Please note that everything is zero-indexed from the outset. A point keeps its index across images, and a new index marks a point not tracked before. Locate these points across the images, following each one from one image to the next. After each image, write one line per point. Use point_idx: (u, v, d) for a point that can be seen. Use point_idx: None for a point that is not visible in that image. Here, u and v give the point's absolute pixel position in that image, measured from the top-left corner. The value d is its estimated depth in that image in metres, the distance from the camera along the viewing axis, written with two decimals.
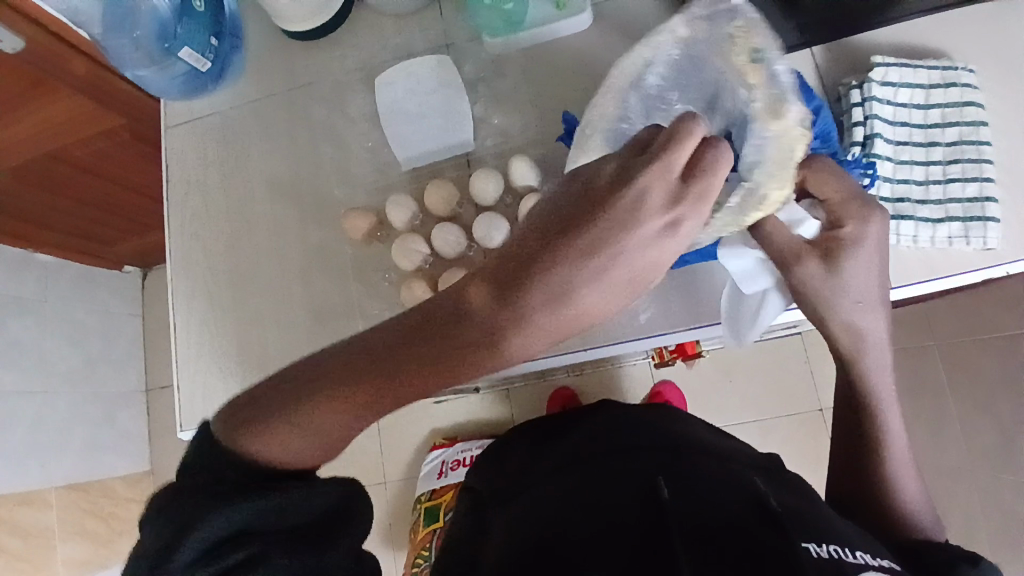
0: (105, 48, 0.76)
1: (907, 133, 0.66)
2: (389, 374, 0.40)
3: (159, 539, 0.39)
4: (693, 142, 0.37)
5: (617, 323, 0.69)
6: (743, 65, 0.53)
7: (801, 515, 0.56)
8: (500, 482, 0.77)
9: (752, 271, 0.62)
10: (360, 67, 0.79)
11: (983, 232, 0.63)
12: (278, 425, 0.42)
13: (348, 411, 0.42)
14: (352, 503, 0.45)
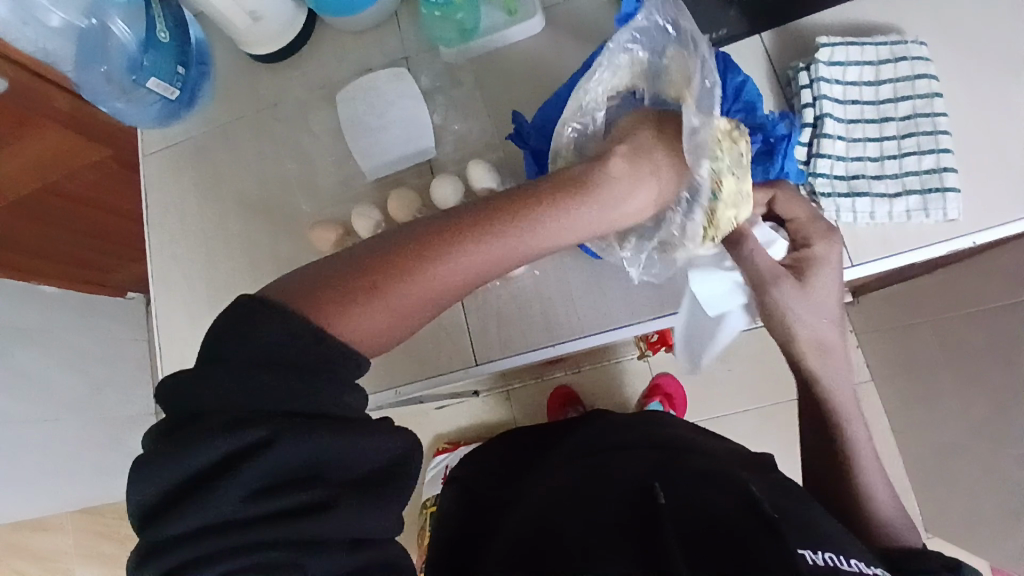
0: (80, 85, 0.78)
1: (859, 111, 0.66)
2: (499, 238, 0.45)
3: (229, 447, 0.33)
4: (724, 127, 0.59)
5: (584, 317, 0.70)
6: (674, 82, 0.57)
7: (796, 519, 0.55)
8: (491, 484, 0.77)
9: (727, 292, 0.63)
10: (322, 85, 0.81)
11: (941, 204, 0.63)
12: (375, 291, 0.41)
13: (468, 273, 0.45)
14: (412, 471, 0.39)
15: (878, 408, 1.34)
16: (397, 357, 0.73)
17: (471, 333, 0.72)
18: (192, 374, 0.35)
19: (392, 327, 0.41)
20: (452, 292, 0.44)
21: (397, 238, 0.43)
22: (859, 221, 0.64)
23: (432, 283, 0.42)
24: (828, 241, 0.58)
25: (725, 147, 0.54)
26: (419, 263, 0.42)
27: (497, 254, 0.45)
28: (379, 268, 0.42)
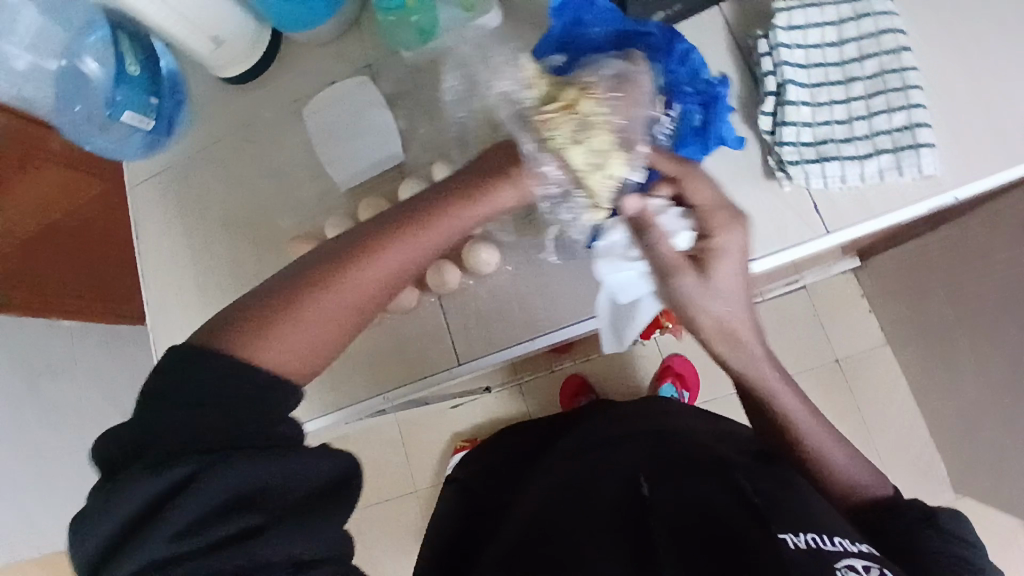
0: (61, 126, 0.80)
1: (824, 74, 0.64)
2: (399, 252, 0.47)
3: (154, 489, 0.36)
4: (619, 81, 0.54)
5: (562, 308, 0.70)
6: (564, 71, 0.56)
7: (781, 502, 0.53)
8: (485, 476, 0.77)
9: (631, 282, 0.62)
10: (292, 101, 0.82)
11: (915, 160, 0.61)
12: (278, 320, 0.43)
13: (373, 290, 0.47)
14: (351, 487, 0.42)
15: (895, 372, 1.30)
16: (383, 362, 0.73)
17: (453, 332, 0.72)
18: (121, 425, 0.39)
19: (311, 350, 0.44)
20: (367, 309, 0.47)
21: (302, 267, 0.46)
22: (831, 185, 0.63)
23: (342, 305, 0.45)
24: (729, 225, 0.54)
25: (556, 121, 0.51)
26: (323, 290, 0.45)
27: (402, 268, 0.48)
28: (283, 300, 0.44)
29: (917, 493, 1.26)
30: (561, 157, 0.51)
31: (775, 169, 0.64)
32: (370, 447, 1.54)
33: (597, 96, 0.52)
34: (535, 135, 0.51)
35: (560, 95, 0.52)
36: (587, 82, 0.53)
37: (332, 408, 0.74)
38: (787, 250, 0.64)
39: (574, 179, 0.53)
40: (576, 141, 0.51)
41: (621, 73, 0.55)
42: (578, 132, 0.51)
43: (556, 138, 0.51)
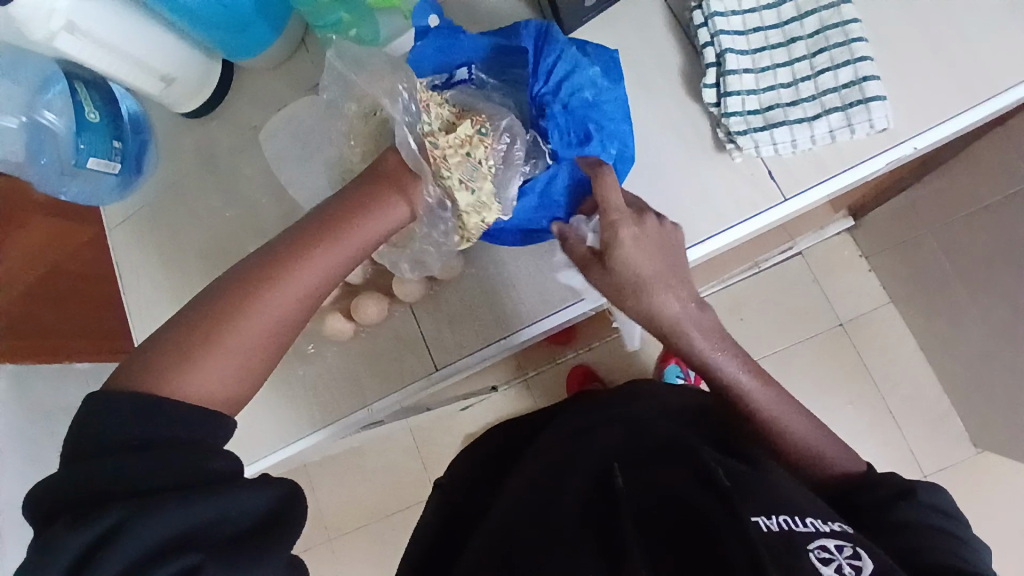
0: (26, 175, 0.79)
1: (764, 39, 0.66)
2: (303, 275, 0.51)
3: (81, 538, 0.37)
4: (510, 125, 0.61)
5: (528, 305, 0.70)
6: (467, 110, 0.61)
7: (751, 486, 0.52)
8: (470, 476, 0.76)
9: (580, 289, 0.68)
10: (252, 128, 0.84)
11: (865, 115, 0.61)
12: (194, 358, 0.47)
13: (280, 317, 0.50)
14: (293, 512, 0.44)
15: (902, 331, 1.27)
16: (363, 376, 0.74)
17: (426, 340, 0.73)
18: (53, 481, 0.40)
19: (233, 377, 0.48)
20: (282, 331, 0.51)
21: (207, 305, 0.49)
22: (782, 151, 0.64)
23: (256, 331, 0.49)
24: (632, 220, 0.58)
25: (451, 162, 0.58)
26: (235, 320, 0.48)
27: (309, 289, 0.52)
28: (195, 338, 0.48)
29: (935, 451, 1.23)
30: (448, 193, 0.59)
31: (724, 141, 0.65)
32: (385, 457, 1.55)
33: (490, 146, 0.59)
34: (432, 168, 0.58)
35: (460, 133, 0.58)
36: (485, 130, 0.59)
37: (319, 425, 0.75)
38: (747, 222, 0.65)
39: (454, 211, 0.61)
40: (464, 186, 0.59)
41: (511, 124, 0.60)
42: (467, 177, 0.59)
43: (448, 178, 0.58)
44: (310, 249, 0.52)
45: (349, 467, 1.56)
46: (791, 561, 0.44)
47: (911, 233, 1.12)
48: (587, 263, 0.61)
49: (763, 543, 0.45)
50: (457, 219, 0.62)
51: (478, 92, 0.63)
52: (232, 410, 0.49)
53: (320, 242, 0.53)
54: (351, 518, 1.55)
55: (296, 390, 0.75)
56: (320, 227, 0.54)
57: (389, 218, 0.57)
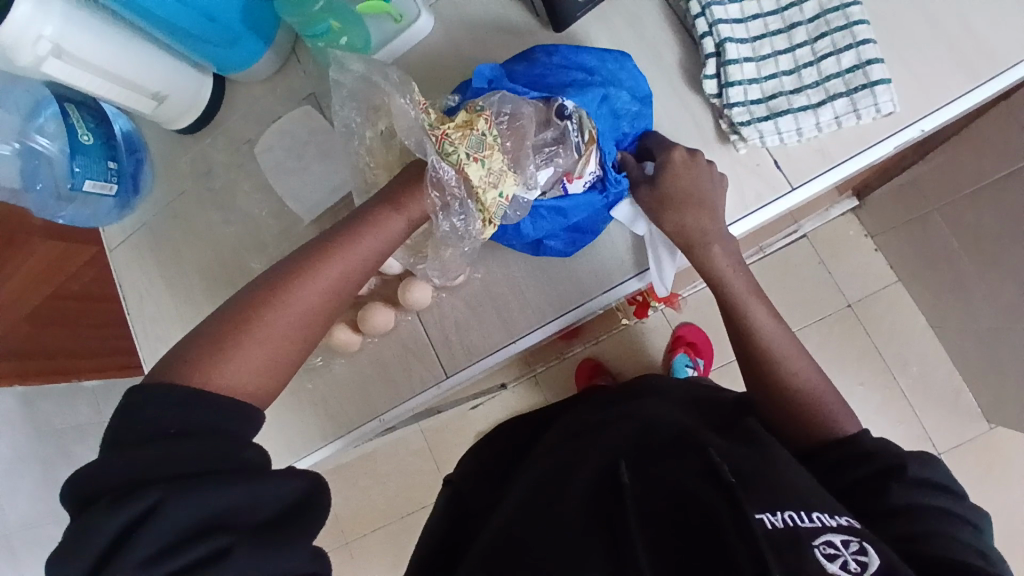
0: (25, 202, 0.79)
1: (762, 25, 0.65)
2: (325, 271, 0.51)
3: (117, 523, 0.36)
4: (528, 122, 0.57)
5: (537, 305, 0.69)
6: (472, 104, 0.55)
7: (761, 475, 0.50)
8: (484, 470, 0.75)
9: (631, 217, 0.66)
10: (248, 141, 0.84)
11: (872, 100, 0.60)
12: (222, 353, 0.46)
13: (299, 321, 0.49)
14: (319, 502, 0.43)
15: (910, 309, 1.25)
16: (372, 388, 0.73)
17: (435, 346, 0.71)
18: (87, 472, 0.39)
19: (263, 371, 0.47)
20: (310, 329, 0.50)
21: (235, 305, 0.49)
22: (789, 140, 0.63)
23: (277, 330, 0.48)
24: (686, 149, 0.63)
25: (454, 138, 0.52)
26: (262, 314, 0.48)
27: (332, 287, 0.51)
28: (223, 335, 0.47)
29: (947, 428, 1.22)
30: (460, 173, 0.53)
31: (728, 133, 0.65)
32: (397, 460, 1.55)
33: (491, 118, 0.54)
34: (434, 150, 0.53)
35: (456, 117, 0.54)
36: (481, 106, 0.54)
37: (330, 437, 0.74)
38: (754, 214, 0.64)
39: (469, 193, 0.54)
40: (473, 158, 0.53)
41: (508, 98, 0.57)
42: (474, 149, 0.53)
43: (454, 154, 0.52)
44: (332, 249, 0.52)
45: (362, 470, 1.56)
46: (798, 562, 0.41)
47: (917, 212, 1.11)
48: (636, 182, 0.64)
49: (771, 546, 0.42)
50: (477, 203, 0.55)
51: (515, 106, 0.57)
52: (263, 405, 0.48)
53: (336, 247, 0.52)
54: (366, 522, 1.56)
55: (305, 404, 0.75)
56: (342, 231, 0.54)
57: (398, 224, 0.55)
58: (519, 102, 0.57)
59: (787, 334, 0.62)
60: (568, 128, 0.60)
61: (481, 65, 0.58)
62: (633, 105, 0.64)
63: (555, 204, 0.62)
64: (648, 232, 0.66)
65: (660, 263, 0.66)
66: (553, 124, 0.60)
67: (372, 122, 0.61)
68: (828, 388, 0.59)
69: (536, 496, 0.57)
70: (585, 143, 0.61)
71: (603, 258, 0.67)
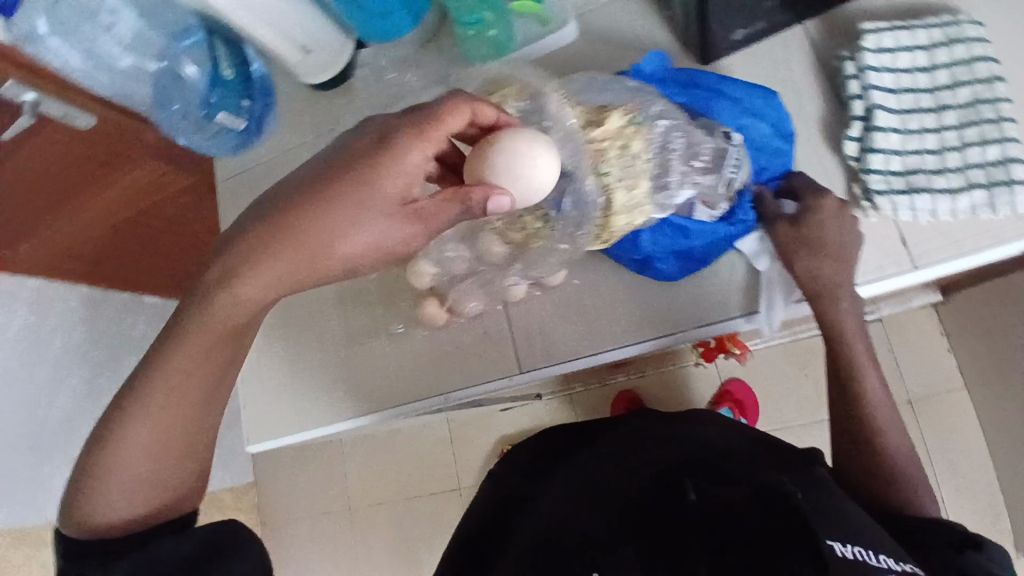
0: (159, 123, 0.86)
1: (913, 100, 0.65)
2: (175, 360, 0.52)
3: None
4: (687, 137, 0.63)
5: (630, 323, 0.68)
6: (626, 117, 0.59)
7: (825, 510, 0.50)
8: (535, 469, 0.74)
9: (757, 250, 0.65)
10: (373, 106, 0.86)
11: (1011, 196, 0.60)
12: (102, 472, 0.53)
13: (160, 410, 0.53)
14: (239, 535, 0.55)
15: (970, 416, 1.22)
16: (443, 369, 0.75)
17: (516, 342, 0.72)
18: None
19: (154, 464, 0.54)
20: (175, 431, 0.54)
21: (111, 411, 0.54)
22: (919, 218, 0.62)
23: (141, 434, 0.53)
24: (820, 205, 0.63)
25: (611, 158, 0.57)
26: (108, 455, 0.53)
27: (195, 362, 0.53)
28: (102, 453, 0.53)
29: None
30: (606, 192, 0.58)
31: (859, 198, 0.65)
32: (419, 443, 1.57)
33: (646, 139, 0.59)
34: (590, 170, 0.57)
35: (612, 124, 0.58)
36: (640, 120, 0.60)
37: (396, 406, 0.76)
38: (872, 284, 0.64)
39: (603, 212, 0.59)
40: (623, 183, 0.58)
41: (665, 111, 0.62)
42: (625, 172, 0.58)
43: (608, 177, 0.57)
44: (177, 337, 0.52)
45: (384, 445, 1.60)
46: None
47: (1006, 320, 1.08)
48: (770, 220, 0.64)
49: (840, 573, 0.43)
50: (603, 197, 0.58)
51: (682, 125, 0.63)
52: (167, 492, 0.54)
53: (184, 330, 0.52)
54: (376, 494, 1.59)
55: (380, 369, 0.77)
56: (168, 335, 0.53)
57: (250, 289, 0.51)
58: (672, 118, 0.62)
59: (882, 411, 0.61)
60: (729, 151, 0.64)
61: (651, 51, 0.66)
62: (775, 142, 0.65)
63: (680, 223, 0.64)
64: (768, 271, 0.65)
65: (771, 304, 0.65)
66: (713, 141, 0.64)
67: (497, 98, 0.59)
68: (914, 474, 0.58)
69: (542, 541, 0.58)
70: (740, 180, 0.65)
71: (711, 290, 0.66)
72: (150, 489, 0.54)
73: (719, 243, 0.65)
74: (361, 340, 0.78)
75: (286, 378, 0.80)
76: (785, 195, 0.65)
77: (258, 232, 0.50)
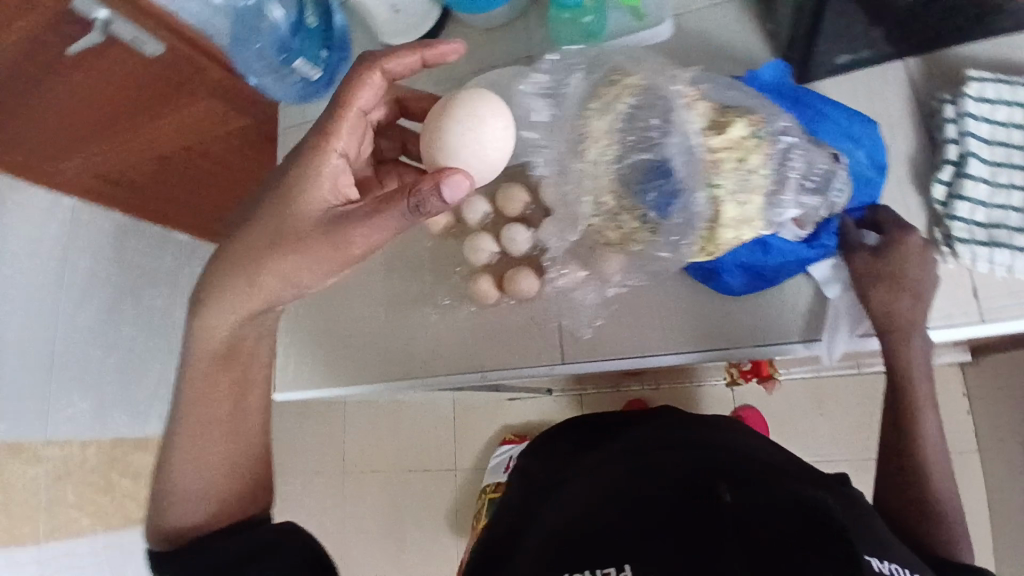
0: (232, 61, 0.85)
1: (1006, 154, 0.64)
2: (192, 382, 0.57)
3: None
4: (810, 156, 0.60)
5: (683, 331, 0.68)
6: (747, 128, 0.57)
7: (858, 522, 0.51)
8: (556, 458, 0.71)
9: (829, 275, 0.64)
10: (451, 75, 0.84)
11: None
12: (164, 493, 0.57)
13: (198, 425, 0.57)
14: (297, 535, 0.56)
15: (980, 482, 1.21)
16: (486, 348, 0.75)
17: (562, 333, 0.72)
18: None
19: (204, 474, 0.57)
20: (214, 440, 0.58)
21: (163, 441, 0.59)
22: (996, 273, 0.62)
23: (186, 452, 0.57)
24: (900, 244, 0.62)
25: (727, 170, 0.56)
26: (165, 475, 0.57)
27: (212, 378, 0.57)
28: (161, 478, 0.58)
29: None
30: (716, 204, 0.57)
31: (939, 243, 0.64)
32: (421, 419, 1.57)
33: (767, 154, 0.57)
34: (704, 180, 0.56)
35: (733, 134, 0.57)
36: (764, 133, 0.58)
37: (431, 377, 0.76)
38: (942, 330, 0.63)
39: (710, 225, 0.58)
40: (736, 197, 0.57)
41: (791, 128, 0.59)
42: (740, 186, 0.57)
43: (721, 189, 0.56)
44: (187, 365, 0.57)
45: (387, 415, 1.60)
46: None
47: None
48: (849, 248, 0.64)
49: None
50: (709, 209, 0.57)
51: (805, 144, 0.60)
52: (220, 498, 0.57)
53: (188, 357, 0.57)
54: (371, 462, 1.60)
55: (421, 338, 0.77)
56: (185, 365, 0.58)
57: (224, 308, 0.56)
58: (796, 134, 0.59)
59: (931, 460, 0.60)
60: (837, 175, 0.62)
61: (774, 60, 0.66)
62: (868, 172, 0.65)
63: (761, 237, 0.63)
64: (837, 299, 0.64)
65: (835, 334, 0.64)
66: (827, 165, 0.61)
67: (617, 97, 0.59)
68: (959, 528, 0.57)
69: (565, 534, 0.55)
70: (842, 199, 0.64)
71: (773, 311, 0.66)
72: (203, 497, 0.57)
73: (792, 264, 0.64)
74: (406, 306, 0.79)
75: (325, 333, 0.81)
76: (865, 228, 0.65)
77: (213, 262, 0.57)
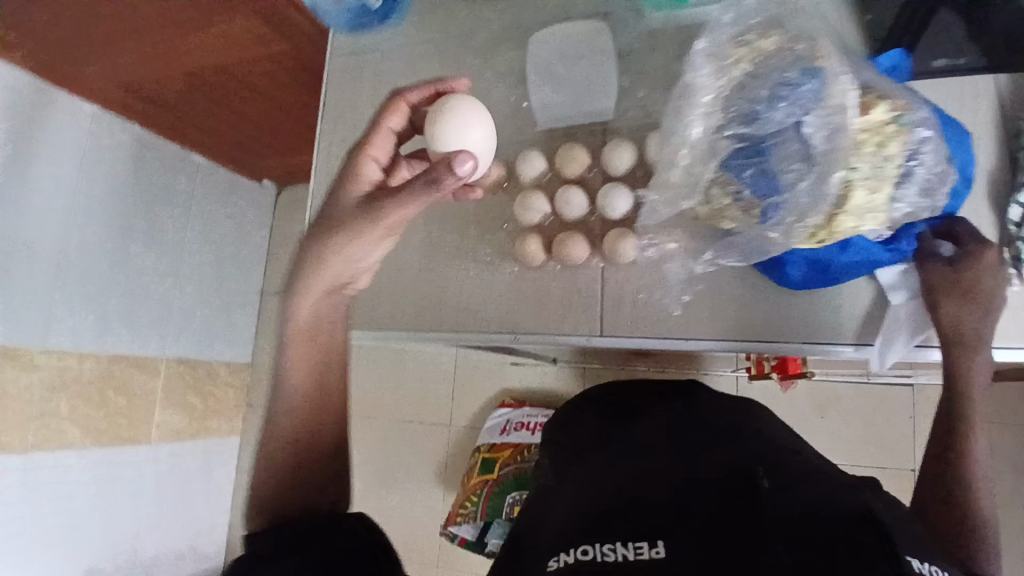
0: None
1: None
2: (294, 365, 0.62)
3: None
4: (941, 151, 0.56)
5: (730, 320, 0.68)
6: (887, 113, 0.53)
7: (893, 520, 0.48)
8: (578, 441, 0.69)
9: (895, 283, 0.64)
10: (518, 25, 0.80)
11: None
12: (265, 465, 0.60)
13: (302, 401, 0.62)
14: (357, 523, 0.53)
15: None
16: (522, 310, 0.73)
17: (604, 305, 0.71)
18: None
19: (298, 445, 0.61)
20: (311, 414, 0.62)
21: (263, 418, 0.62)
22: None
23: (286, 424, 0.61)
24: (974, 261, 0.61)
25: (865, 154, 0.52)
26: (266, 447, 0.61)
27: (306, 357, 0.63)
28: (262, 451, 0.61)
29: None
30: (846, 189, 0.53)
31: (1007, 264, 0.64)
32: (421, 373, 1.57)
33: (906, 144, 0.53)
34: (841, 161, 0.52)
35: (874, 117, 0.53)
36: (904, 121, 0.54)
37: (462, 332, 0.75)
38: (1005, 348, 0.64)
39: (831, 211, 0.54)
40: (867, 184, 0.53)
41: (929, 118, 0.55)
42: (874, 173, 0.53)
43: (857, 173, 0.52)
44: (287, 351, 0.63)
45: (388, 364, 1.59)
46: None
47: None
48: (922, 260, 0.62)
49: None
50: (840, 193, 0.53)
51: (936, 137, 0.56)
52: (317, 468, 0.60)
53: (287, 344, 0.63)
54: (366, 408, 1.60)
55: (457, 291, 0.76)
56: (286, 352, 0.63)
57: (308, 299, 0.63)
58: (931, 127, 0.56)
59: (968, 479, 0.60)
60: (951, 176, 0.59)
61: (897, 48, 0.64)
62: (957, 181, 0.61)
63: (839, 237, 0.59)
64: (898, 307, 0.64)
65: (890, 342, 0.64)
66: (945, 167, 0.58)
67: (736, 60, 0.56)
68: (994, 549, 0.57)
69: (578, 521, 0.52)
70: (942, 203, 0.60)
71: (823, 309, 0.66)
72: (302, 467, 0.60)
73: (858, 267, 0.62)
74: (444, 257, 0.77)
75: None
76: (944, 237, 0.62)
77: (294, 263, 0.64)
